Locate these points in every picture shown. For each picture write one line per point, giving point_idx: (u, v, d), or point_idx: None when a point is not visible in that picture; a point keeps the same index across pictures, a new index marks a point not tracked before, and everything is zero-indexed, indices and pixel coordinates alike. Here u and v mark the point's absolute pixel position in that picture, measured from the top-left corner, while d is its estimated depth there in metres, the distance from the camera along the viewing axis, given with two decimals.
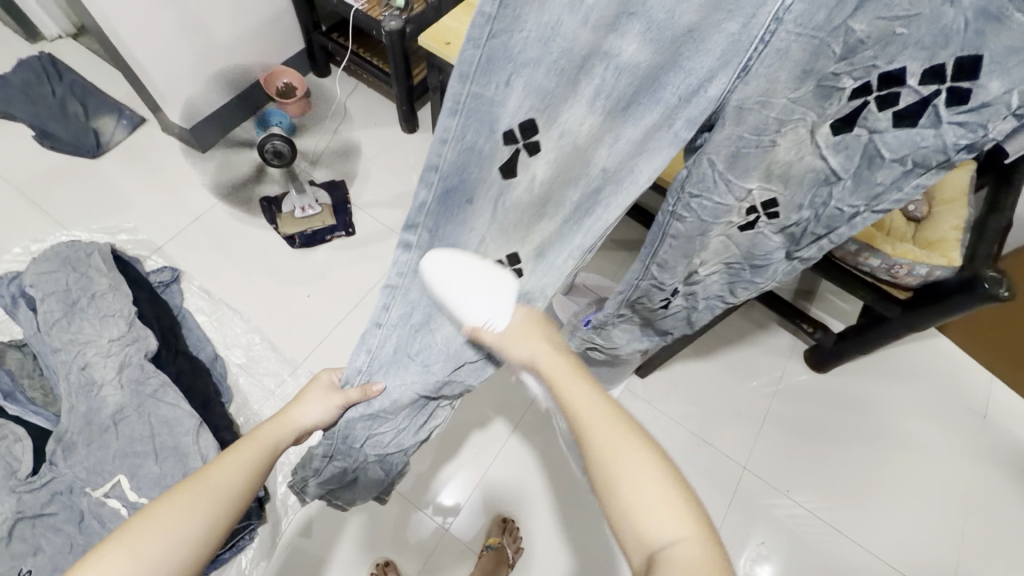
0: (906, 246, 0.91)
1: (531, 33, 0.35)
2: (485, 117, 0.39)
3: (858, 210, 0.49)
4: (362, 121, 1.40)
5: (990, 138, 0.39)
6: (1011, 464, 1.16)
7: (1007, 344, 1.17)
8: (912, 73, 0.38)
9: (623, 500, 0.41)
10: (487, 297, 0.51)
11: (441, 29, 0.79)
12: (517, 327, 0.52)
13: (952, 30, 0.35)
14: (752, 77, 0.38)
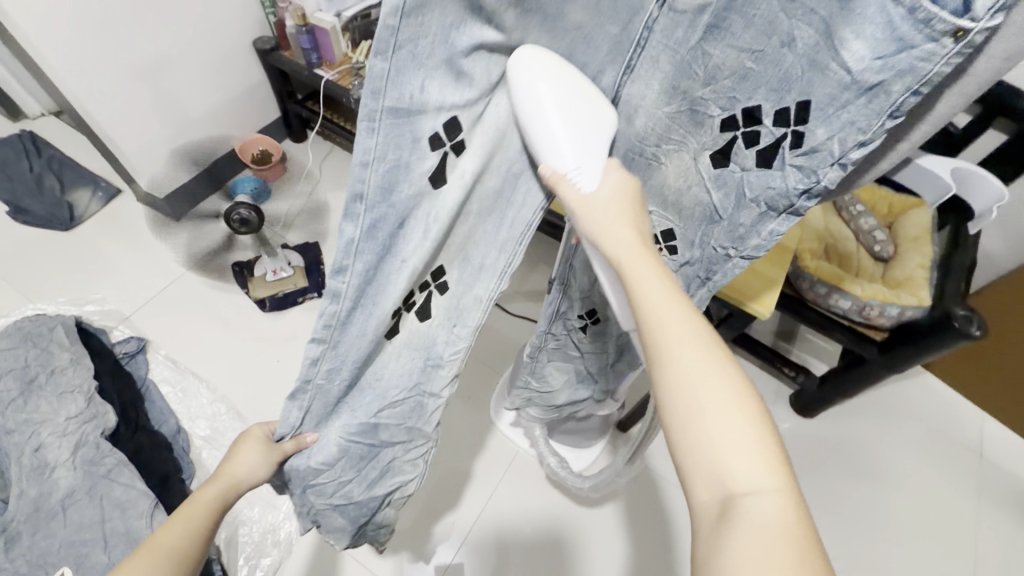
0: (875, 287, 0.92)
1: (436, 38, 0.36)
2: (406, 127, 0.40)
3: (729, 254, 0.52)
4: (336, 183, 1.43)
5: (824, 186, 0.42)
6: (1014, 507, 1.10)
7: (992, 378, 1.14)
8: (765, 110, 0.42)
9: (708, 433, 0.35)
10: (578, 140, 0.43)
11: None
12: (601, 205, 0.44)
13: (793, 75, 0.40)
14: (636, 77, 0.45)
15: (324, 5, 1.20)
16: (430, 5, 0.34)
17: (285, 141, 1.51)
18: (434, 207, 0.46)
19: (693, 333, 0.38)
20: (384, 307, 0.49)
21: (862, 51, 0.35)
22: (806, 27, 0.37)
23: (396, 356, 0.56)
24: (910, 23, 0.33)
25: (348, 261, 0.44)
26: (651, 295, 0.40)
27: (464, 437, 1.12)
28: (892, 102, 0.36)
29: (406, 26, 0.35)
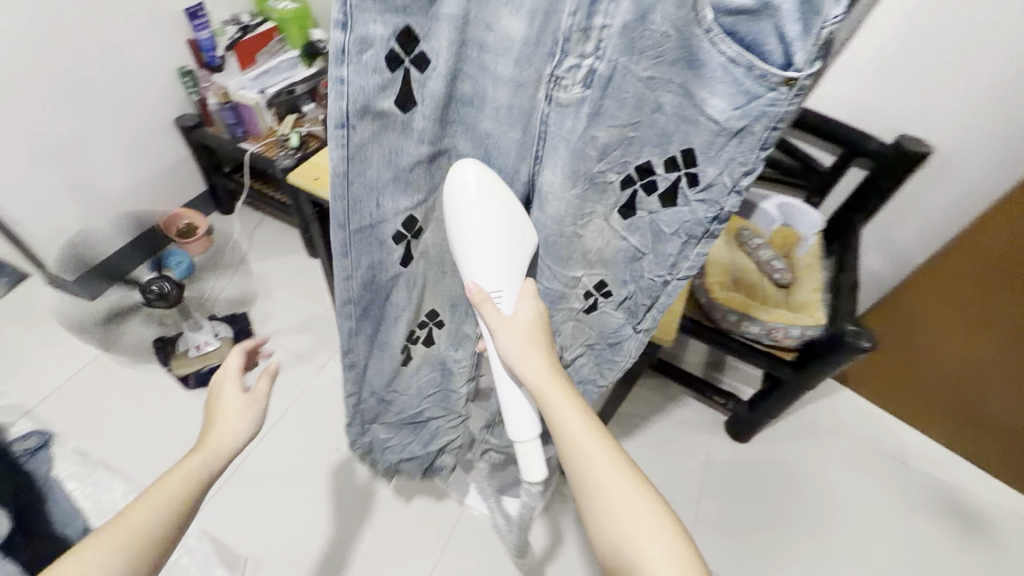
0: (778, 311, 1.00)
1: (380, 163, 0.49)
2: (374, 232, 0.55)
3: (666, 279, 0.57)
4: (267, 252, 1.42)
5: (729, 210, 0.48)
6: (940, 509, 1.17)
7: (902, 389, 1.24)
8: (656, 163, 0.49)
9: (631, 550, 0.44)
10: (508, 262, 0.54)
11: (311, 165, 0.81)
12: (523, 332, 0.54)
13: (669, 130, 0.46)
14: (547, 166, 0.50)
15: (249, 82, 1.24)
16: (371, 144, 0.47)
17: (213, 214, 1.50)
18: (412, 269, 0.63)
19: (602, 447, 0.49)
20: (390, 350, 0.74)
21: (722, 105, 0.41)
22: (669, 94, 0.44)
23: (418, 368, 0.81)
24: (752, 80, 0.38)
25: (354, 334, 0.67)
26: (570, 427, 0.49)
27: (409, 500, 1.09)
28: (759, 140, 0.42)
29: (353, 166, 0.48)
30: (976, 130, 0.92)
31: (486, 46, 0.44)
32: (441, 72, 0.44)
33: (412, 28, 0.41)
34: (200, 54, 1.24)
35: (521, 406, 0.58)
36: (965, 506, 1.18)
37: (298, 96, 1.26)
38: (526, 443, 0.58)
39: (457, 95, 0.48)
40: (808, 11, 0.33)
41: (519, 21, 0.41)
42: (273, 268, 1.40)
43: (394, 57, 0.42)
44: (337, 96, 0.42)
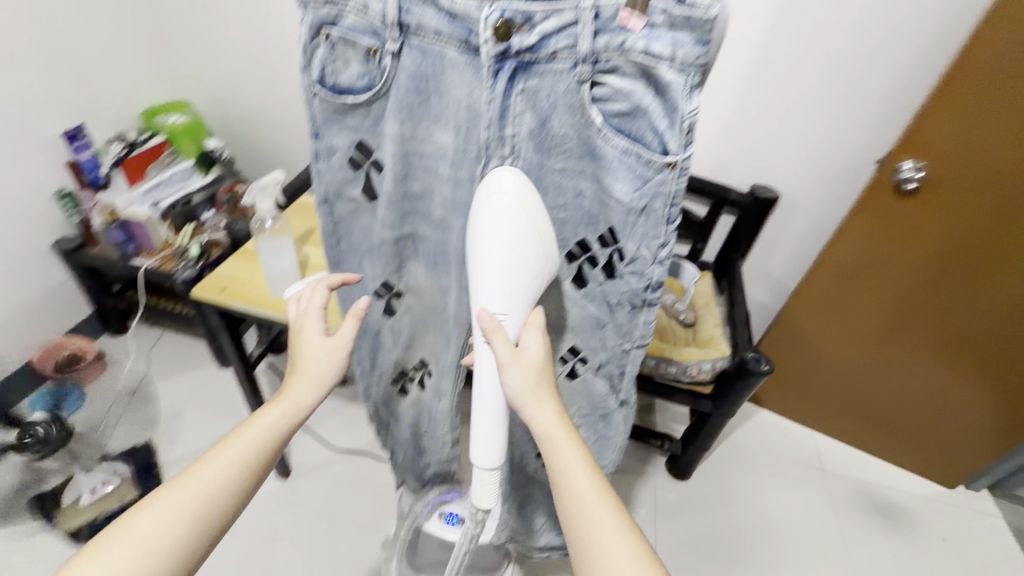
0: (689, 349, 1.10)
1: (360, 233, 0.60)
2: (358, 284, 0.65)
3: (627, 348, 0.61)
4: (170, 369, 1.31)
5: (656, 280, 0.53)
6: (863, 505, 1.28)
7: (810, 402, 1.37)
8: (591, 240, 0.54)
9: None
10: (515, 288, 0.49)
11: (218, 276, 0.79)
12: (535, 370, 0.51)
13: (593, 212, 0.52)
14: None
15: (138, 197, 1.20)
16: (350, 219, 0.58)
17: (102, 337, 1.36)
18: (397, 320, 0.69)
19: (605, 506, 0.47)
20: (384, 377, 0.77)
21: (625, 187, 0.47)
22: (583, 182, 0.50)
23: (414, 404, 0.82)
24: (642, 166, 0.45)
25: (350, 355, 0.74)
26: (578, 479, 0.47)
27: None
28: (662, 216, 0.47)
29: (340, 230, 0.59)
30: (807, 175, 1.11)
31: (426, 153, 0.52)
32: (392, 175, 0.52)
33: (365, 141, 0.51)
34: (81, 175, 1.20)
35: (496, 434, 0.54)
36: (883, 498, 1.30)
37: (197, 205, 1.25)
38: (486, 473, 0.55)
39: (411, 191, 0.55)
40: (668, 110, 0.42)
41: (447, 133, 0.49)
42: (178, 385, 1.28)
43: (356, 160, 0.53)
44: (318, 184, 0.55)
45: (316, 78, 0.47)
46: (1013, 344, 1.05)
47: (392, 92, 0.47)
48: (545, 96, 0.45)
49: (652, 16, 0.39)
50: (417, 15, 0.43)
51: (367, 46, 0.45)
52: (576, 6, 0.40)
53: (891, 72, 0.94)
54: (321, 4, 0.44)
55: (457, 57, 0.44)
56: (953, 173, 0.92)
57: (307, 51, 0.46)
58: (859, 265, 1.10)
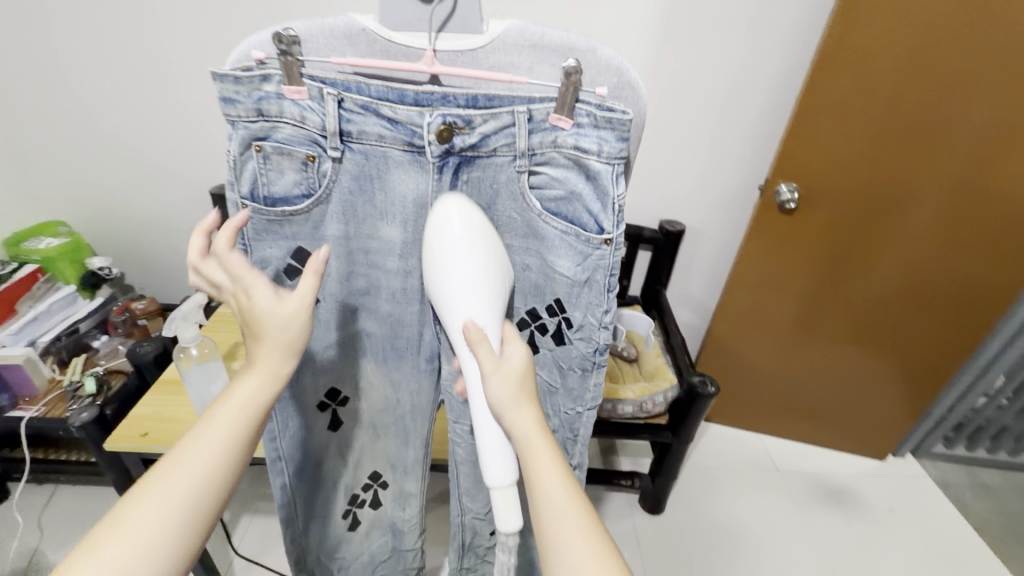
0: (640, 385, 1.13)
1: None
2: (296, 403, 0.59)
3: (580, 412, 0.57)
4: (68, 532, 1.09)
5: (604, 343, 0.52)
6: (818, 494, 1.36)
7: (751, 409, 1.46)
8: (540, 308, 0.54)
9: None
10: (487, 296, 0.45)
11: (136, 419, 0.69)
12: (519, 377, 0.43)
13: (540, 283, 0.53)
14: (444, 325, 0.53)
15: (10, 338, 1.05)
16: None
17: None
18: (345, 434, 0.64)
19: (580, 521, 0.39)
20: (332, 512, 0.70)
21: (568, 263, 0.49)
22: (528, 257, 0.51)
23: (367, 534, 0.74)
24: (582, 244, 0.47)
25: (287, 495, 0.64)
26: (542, 481, 0.40)
27: None
28: (604, 286, 0.48)
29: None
30: (705, 206, 1.23)
31: (373, 249, 0.50)
32: (336, 276, 0.51)
33: (303, 247, 0.48)
34: None
35: (501, 449, 0.44)
36: (832, 484, 1.40)
37: (85, 332, 1.13)
38: (504, 490, 0.44)
39: (355, 289, 0.53)
40: (600, 195, 0.44)
41: (395, 228, 0.48)
42: None
43: (291, 270, 0.49)
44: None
45: (246, 192, 0.44)
46: (901, 317, 1.21)
47: (334, 197, 0.46)
48: (487, 185, 0.47)
49: (579, 117, 0.42)
50: (359, 123, 0.42)
51: (305, 155, 0.43)
52: (512, 110, 0.42)
53: (756, 112, 1.08)
54: (252, 119, 0.41)
55: (401, 156, 0.44)
56: (822, 185, 1.07)
57: (237, 164, 0.42)
58: (765, 274, 1.22)
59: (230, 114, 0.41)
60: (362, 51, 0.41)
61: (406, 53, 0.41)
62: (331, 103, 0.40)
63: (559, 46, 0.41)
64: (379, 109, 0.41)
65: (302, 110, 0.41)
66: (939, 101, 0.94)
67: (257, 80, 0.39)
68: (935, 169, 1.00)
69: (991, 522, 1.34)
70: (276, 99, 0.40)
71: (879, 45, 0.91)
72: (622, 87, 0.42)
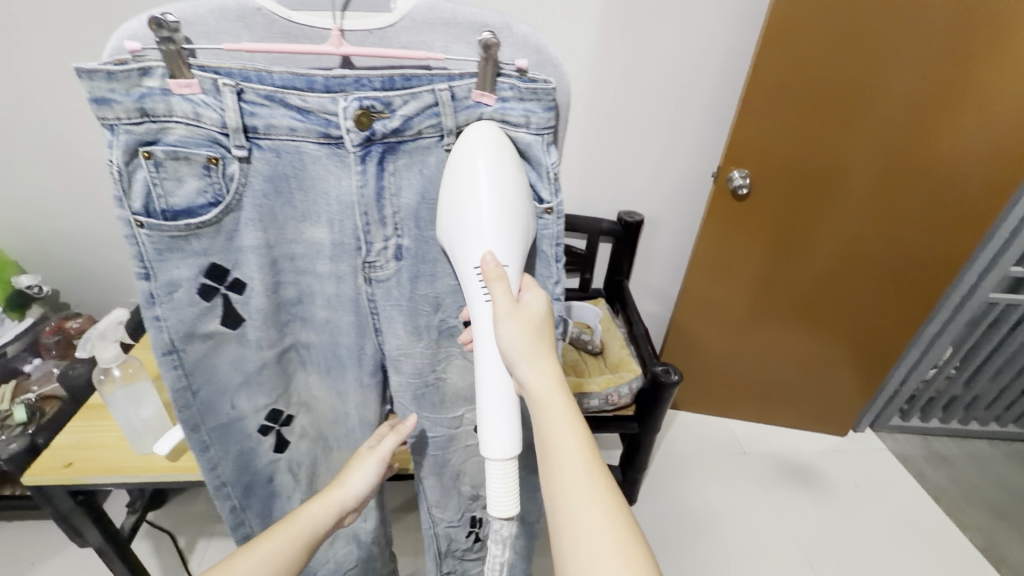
0: (605, 378, 1.12)
1: (225, 369, 0.50)
2: (234, 430, 0.54)
3: None
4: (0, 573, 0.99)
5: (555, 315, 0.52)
6: (784, 473, 1.39)
7: (717, 393, 1.48)
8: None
9: None
10: (507, 230, 0.43)
11: (57, 450, 0.64)
12: (534, 326, 0.46)
13: None
14: (389, 332, 0.51)
15: None
16: (207, 360, 0.48)
17: None
18: (293, 452, 0.60)
19: (596, 478, 0.45)
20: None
21: None
22: None
23: (332, 541, 0.70)
24: None
25: (240, 517, 0.60)
26: (566, 448, 0.46)
27: None
28: (552, 256, 0.49)
29: (194, 378, 0.49)
30: (661, 195, 1.23)
31: (299, 254, 0.47)
32: (260, 290, 0.47)
33: (217, 262, 0.44)
34: None
35: (505, 405, 0.47)
36: (797, 463, 1.43)
37: (14, 357, 1.06)
38: (506, 464, 0.46)
39: (285, 299, 0.50)
40: (534, 165, 0.46)
41: (321, 229, 0.46)
42: None
43: (207, 287, 0.45)
44: (157, 331, 0.45)
45: (139, 207, 0.40)
46: (850, 301, 1.25)
47: (246, 203, 0.42)
48: (416, 172, 0.44)
49: (502, 91, 0.42)
50: (264, 117, 0.39)
51: (205, 158, 0.39)
52: (432, 89, 0.41)
53: (704, 101, 1.09)
54: (135, 121, 0.37)
55: (318, 150, 0.41)
56: (772, 169, 1.08)
57: (124, 176, 0.38)
58: (723, 259, 1.23)
59: (106, 117, 0.37)
60: (258, 34, 0.39)
61: (309, 35, 0.40)
62: (230, 96, 0.38)
63: (473, 23, 0.41)
64: (285, 98, 0.39)
65: (195, 106, 0.38)
66: (872, 87, 0.97)
67: (135, 75, 0.36)
68: (870, 156, 1.04)
69: (946, 488, 1.40)
70: (162, 96, 0.37)
71: (816, 26, 0.92)
72: (542, 64, 0.44)
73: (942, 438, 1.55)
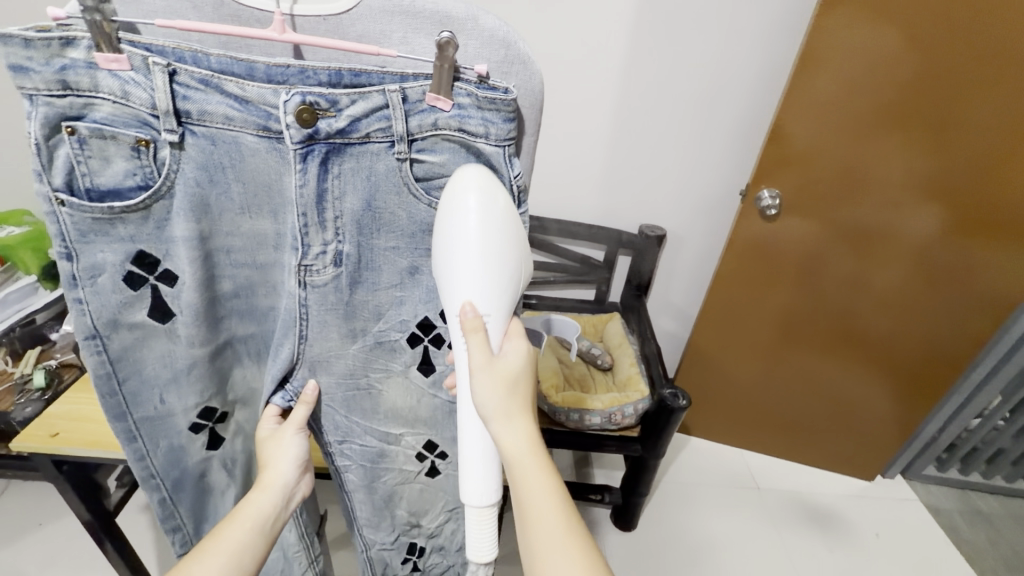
0: (610, 397, 1.07)
1: (155, 363, 0.51)
2: (162, 427, 0.54)
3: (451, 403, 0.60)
4: (16, 529, 1.05)
5: None
6: (798, 514, 1.30)
7: (730, 419, 1.41)
8: (433, 316, 0.53)
9: None
10: (489, 285, 0.45)
11: (42, 424, 0.69)
12: (510, 380, 0.46)
13: (433, 287, 0.52)
14: (315, 339, 0.51)
15: None
16: (134, 350, 0.49)
17: None
18: (227, 448, 0.60)
19: (572, 549, 0.43)
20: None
21: None
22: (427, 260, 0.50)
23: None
24: None
25: (170, 511, 0.59)
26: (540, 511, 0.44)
27: None
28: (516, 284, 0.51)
29: (120, 367, 0.49)
30: (683, 212, 1.18)
31: (236, 248, 0.48)
32: (191, 285, 0.47)
33: (146, 251, 0.45)
34: None
35: (484, 463, 0.49)
36: (814, 504, 1.33)
37: (42, 324, 1.06)
38: (483, 512, 0.49)
39: (220, 294, 0.50)
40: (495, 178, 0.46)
41: (263, 219, 0.47)
42: (20, 551, 1.01)
43: (134, 276, 0.45)
44: (79, 314, 0.45)
45: (59, 184, 0.40)
46: (889, 338, 1.16)
47: (176, 192, 0.43)
48: (363, 177, 0.44)
49: (459, 97, 0.42)
50: (199, 101, 0.39)
51: (133, 139, 0.40)
52: (382, 89, 0.41)
53: (734, 115, 1.04)
54: (57, 93, 0.37)
55: (257, 142, 0.42)
56: (806, 192, 1.02)
57: (43, 151, 0.38)
58: (745, 282, 1.17)
59: (24, 87, 0.36)
60: (207, 14, 0.39)
61: (258, 18, 0.40)
62: (160, 76, 0.38)
63: (433, 16, 0.41)
64: (222, 84, 0.39)
65: (123, 84, 0.38)
66: (936, 110, 0.88)
67: (57, 45, 0.36)
68: (927, 184, 0.95)
69: (981, 549, 1.28)
70: (86, 69, 0.37)
71: (861, 40, 0.86)
72: (510, 60, 0.43)
73: (982, 494, 1.42)
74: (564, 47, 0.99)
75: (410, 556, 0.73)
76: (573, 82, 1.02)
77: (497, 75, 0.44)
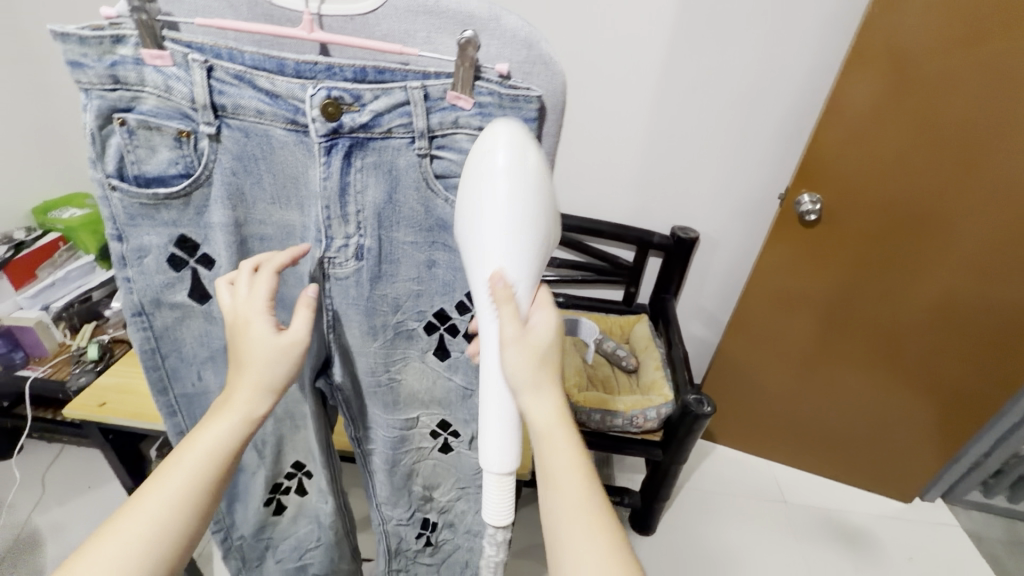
0: (632, 399, 1.06)
1: (193, 341, 0.54)
2: (199, 403, 0.59)
3: (468, 391, 0.61)
4: (68, 491, 1.13)
5: None
6: (826, 532, 1.25)
7: (759, 430, 1.37)
8: (449, 308, 0.55)
9: None
10: (513, 239, 0.42)
11: (98, 390, 0.74)
12: (539, 352, 0.44)
13: (450, 280, 0.53)
14: (346, 327, 0.53)
15: (26, 301, 1.06)
16: (175, 329, 0.53)
17: None
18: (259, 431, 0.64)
19: (600, 533, 0.40)
20: (254, 500, 0.70)
21: None
22: (441, 254, 0.51)
23: (293, 521, 0.75)
24: None
25: None
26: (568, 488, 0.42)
27: None
28: None
29: (163, 343, 0.53)
30: (718, 215, 1.15)
31: (268, 237, 0.50)
32: (228, 269, 0.49)
33: (187, 235, 0.47)
34: None
35: (505, 433, 0.46)
36: (844, 522, 1.28)
37: (98, 301, 1.13)
38: (503, 477, 0.46)
39: None
40: None
41: (291, 212, 0.49)
42: (74, 510, 1.09)
43: (175, 259, 0.49)
44: (128, 291, 0.49)
45: (112, 171, 0.43)
46: (936, 350, 1.09)
47: (214, 180, 0.45)
48: (384, 172, 0.46)
49: (480, 95, 0.43)
50: (233, 96, 0.41)
51: (176, 130, 0.42)
52: (405, 86, 0.42)
53: (777, 116, 1.00)
54: (108, 87, 0.40)
55: (286, 136, 0.44)
56: (851, 192, 0.97)
57: (98, 139, 0.42)
58: (781, 289, 1.13)
59: (82, 81, 0.40)
60: (243, 14, 0.41)
61: (289, 17, 0.42)
62: (198, 72, 0.40)
63: (456, 15, 0.42)
64: (254, 80, 0.41)
65: (166, 79, 0.40)
66: (990, 110, 0.82)
67: (108, 42, 0.39)
68: (989, 192, 0.89)
69: None
70: (134, 65, 0.40)
71: (914, 37, 0.81)
72: (531, 61, 0.44)
73: None
74: (599, 43, 0.97)
75: (426, 528, 0.75)
76: (608, 79, 1.01)
77: (519, 75, 0.44)
